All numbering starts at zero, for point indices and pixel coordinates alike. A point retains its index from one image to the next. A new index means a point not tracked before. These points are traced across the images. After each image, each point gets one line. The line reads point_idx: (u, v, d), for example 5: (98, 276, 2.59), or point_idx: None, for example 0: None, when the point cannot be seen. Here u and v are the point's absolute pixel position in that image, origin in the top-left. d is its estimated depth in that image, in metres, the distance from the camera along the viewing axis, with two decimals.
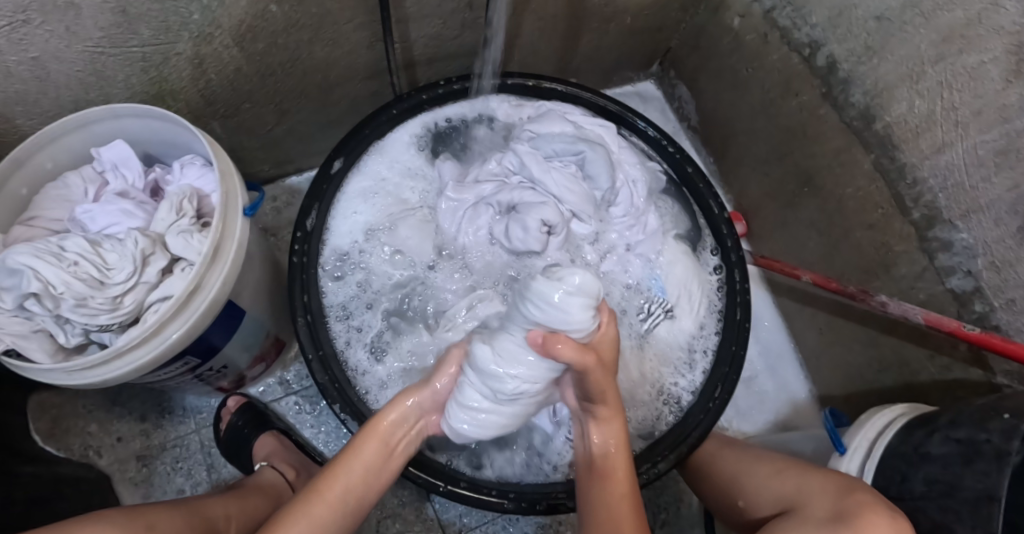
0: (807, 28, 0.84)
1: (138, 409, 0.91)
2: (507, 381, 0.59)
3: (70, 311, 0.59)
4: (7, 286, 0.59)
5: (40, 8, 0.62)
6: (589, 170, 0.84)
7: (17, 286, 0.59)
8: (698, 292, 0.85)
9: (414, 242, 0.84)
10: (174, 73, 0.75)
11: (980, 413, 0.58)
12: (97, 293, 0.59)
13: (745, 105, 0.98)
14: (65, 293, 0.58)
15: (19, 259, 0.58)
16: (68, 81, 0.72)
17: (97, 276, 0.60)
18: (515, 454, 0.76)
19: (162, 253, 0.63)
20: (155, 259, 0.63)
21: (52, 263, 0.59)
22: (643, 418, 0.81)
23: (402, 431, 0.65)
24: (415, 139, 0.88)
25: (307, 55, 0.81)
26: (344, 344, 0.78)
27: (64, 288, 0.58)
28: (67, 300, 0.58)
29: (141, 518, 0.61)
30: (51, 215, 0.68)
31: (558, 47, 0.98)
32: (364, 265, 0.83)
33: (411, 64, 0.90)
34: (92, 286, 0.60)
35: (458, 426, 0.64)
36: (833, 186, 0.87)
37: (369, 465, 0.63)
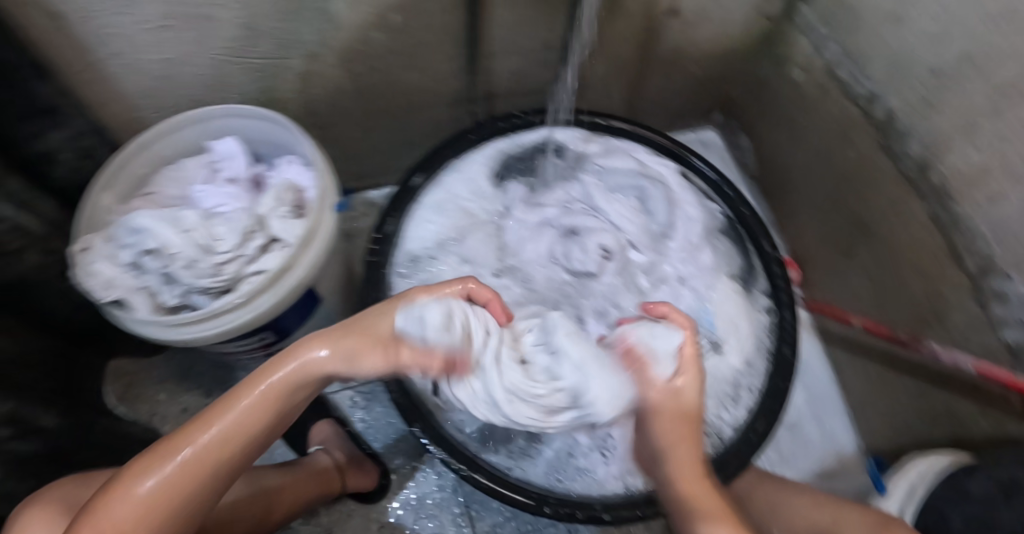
0: (866, 82, 0.87)
1: (206, 384, 0.99)
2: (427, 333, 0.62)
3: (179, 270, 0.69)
4: (131, 243, 0.70)
5: (181, 18, 0.75)
6: (649, 205, 0.92)
7: (140, 243, 0.70)
8: (747, 330, 0.87)
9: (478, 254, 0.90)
10: (283, 85, 0.87)
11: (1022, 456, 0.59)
12: (203, 257, 0.70)
13: (804, 155, 1.02)
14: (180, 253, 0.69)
15: (147, 220, 0.69)
16: (195, 82, 0.84)
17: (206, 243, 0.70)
18: (551, 466, 0.80)
19: (262, 232, 0.73)
20: (257, 236, 0.73)
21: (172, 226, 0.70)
22: None
23: (329, 359, 0.60)
24: (487, 161, 0.92)
25: (401, 79, 0.91)
26: None
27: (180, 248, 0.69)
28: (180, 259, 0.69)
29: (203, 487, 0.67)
30: (167, 194, 0.80)
31: (627, 90, 1.05)
32: (431, 270, 0.86)
33: (491, 95, 0.98)
34: (201, 250, 0.70)
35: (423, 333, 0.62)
36: (888, 233, 0.88)
37: (286, 383, 0.59)
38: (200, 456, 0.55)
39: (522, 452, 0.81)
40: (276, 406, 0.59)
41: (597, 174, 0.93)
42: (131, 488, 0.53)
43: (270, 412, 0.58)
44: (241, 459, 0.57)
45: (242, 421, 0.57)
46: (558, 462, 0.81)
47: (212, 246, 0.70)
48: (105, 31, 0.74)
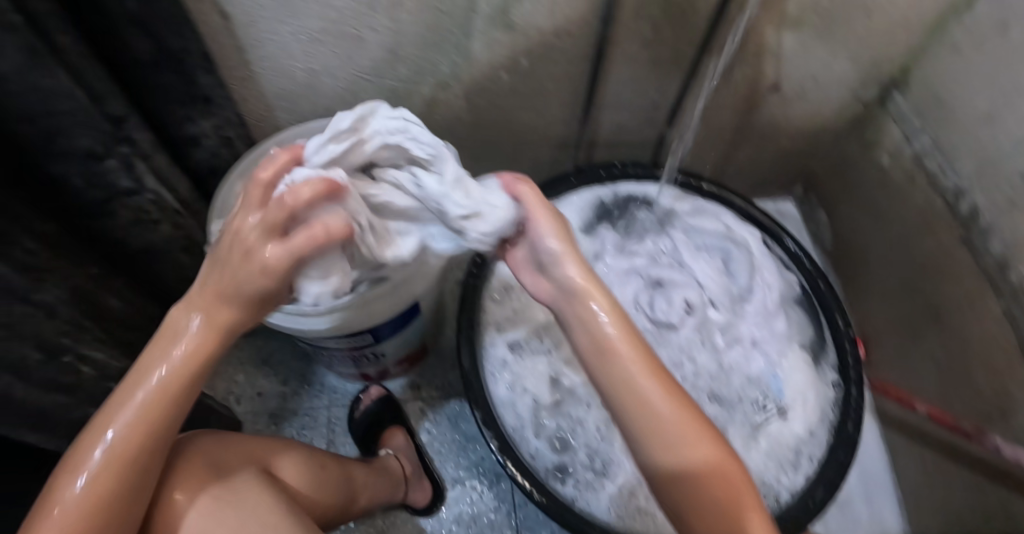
0: (954, 176, 0.91)
1: (282, 373, 1.03)
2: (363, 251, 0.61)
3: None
4: None
5: (333, 35, 0.81)
6: (732, 268, 0.96)
7: None
8: (814, 400, 0.90)
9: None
10: (409, 107, 0.94)
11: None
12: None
13: (881, 238, 1.06)
14: None
15: None
16: (331, 93, 0.91)
17: None
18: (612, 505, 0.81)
19: None
20: None
21: None
22: None
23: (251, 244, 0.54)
24: (584, 205, 0.99)
25: (516, 117, 0.97)
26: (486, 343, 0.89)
27: None
28: None
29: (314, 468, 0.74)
30: None
31: (719, 154, 1.11)
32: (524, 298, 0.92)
33: (594, 143, 1.05)
34: None
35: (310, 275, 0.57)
36: (961, 325, 0.91)
37: (212, 311, 0.55)
38: (167, 377, 0.55)
39: (589, 485, 0.83)
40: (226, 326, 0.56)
41: (684, 232, 0.99)
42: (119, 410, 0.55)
43: (191, 368, 0.56)
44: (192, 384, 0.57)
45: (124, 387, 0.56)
46: (619, 501, 0.82)
47: None
48: (264, 35, 0.80)
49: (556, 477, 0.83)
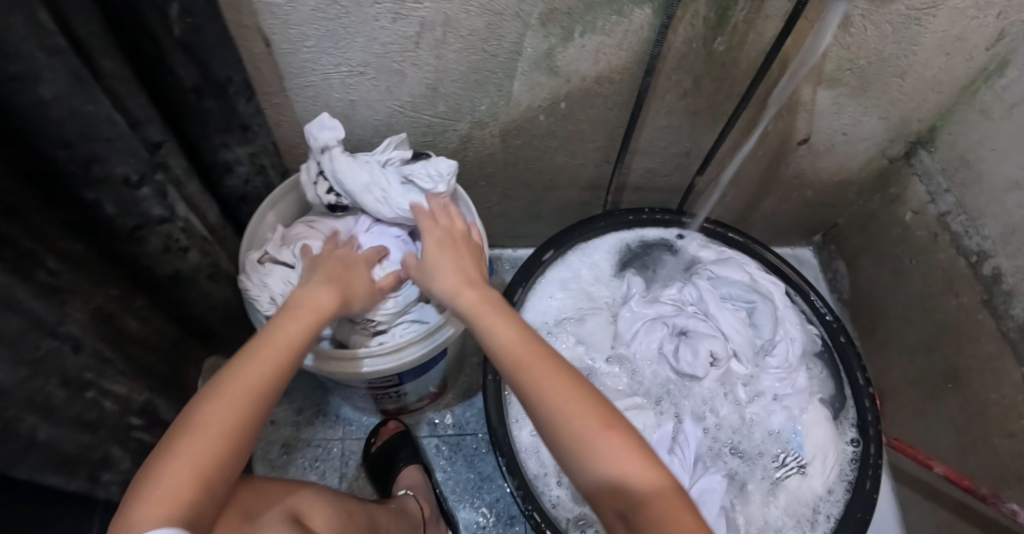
0: (978, 238, 0.91)
1: (297, 402, 1.02)
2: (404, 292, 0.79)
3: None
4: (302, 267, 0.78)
5: (377, 68, 0.80)
6: (756, 319, 0.94)
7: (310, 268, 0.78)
8: (833, 458, 0.89)
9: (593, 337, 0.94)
10: (443, 142, 0.93)
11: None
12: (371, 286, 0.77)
13: (900, 294, 1.07)
14: None
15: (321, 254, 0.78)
16: (367, 125, 0.90)
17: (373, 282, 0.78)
18: None
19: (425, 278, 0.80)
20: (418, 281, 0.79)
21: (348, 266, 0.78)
22: None
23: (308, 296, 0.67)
24: (612, 250, 0.99)
25: (549, 157, 0.97)
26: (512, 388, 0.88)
27: None
28: None
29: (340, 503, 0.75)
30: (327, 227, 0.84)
31: (743, 201, 1.11)
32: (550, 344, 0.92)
33: (622, 188, 1.05)
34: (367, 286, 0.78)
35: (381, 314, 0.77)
36: (979, 388, 0.92)
37: (298, 316, 0.65)
38: (262, 367, 0.60)
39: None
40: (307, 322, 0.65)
41: (709, 279, 0.96)
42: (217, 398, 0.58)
43: (295, 342, 0.63)
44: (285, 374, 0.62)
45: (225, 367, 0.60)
46: None
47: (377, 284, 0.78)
48: (307, 64, 0.79)
49: (579, 527, 0.82)
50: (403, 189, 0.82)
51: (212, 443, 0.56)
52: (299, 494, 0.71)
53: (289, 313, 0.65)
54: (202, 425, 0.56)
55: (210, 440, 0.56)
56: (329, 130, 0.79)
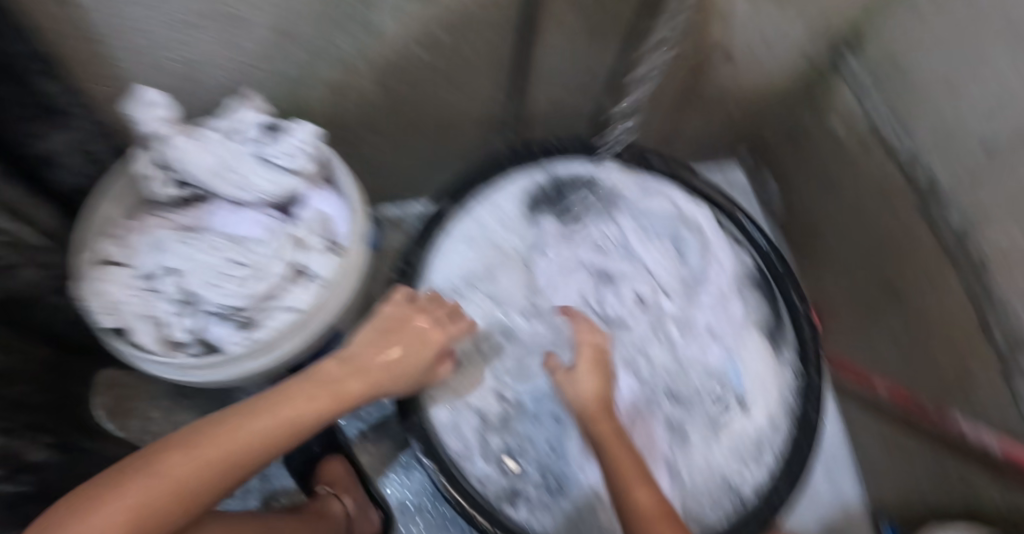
0: (909, 142, 0.84)
1: (204, 405, 0.92)
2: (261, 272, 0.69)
3: (204, 290, 0.66)
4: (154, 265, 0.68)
5: (208, 16, 0.66)
6: (683, 251, 0.88)
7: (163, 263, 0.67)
8: (774, 388, 0.83)
9: (505, 292, 0.84)
10: (313, 95, 0.80)
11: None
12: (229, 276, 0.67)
13: (835, 207, 1.01)
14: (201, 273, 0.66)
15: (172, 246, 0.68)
16: (218, 86, 0.76)
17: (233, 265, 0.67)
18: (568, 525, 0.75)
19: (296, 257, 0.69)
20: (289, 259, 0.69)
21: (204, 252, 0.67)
22: (703, 500, 0.79)
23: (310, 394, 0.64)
24: (520, 190, 0.88)
25: (437, 97, 0.85)
26: None
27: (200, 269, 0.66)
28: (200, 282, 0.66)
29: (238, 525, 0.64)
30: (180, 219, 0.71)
31: (664, 123, 1.02)
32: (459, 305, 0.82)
33: (528, 118, 0.93)
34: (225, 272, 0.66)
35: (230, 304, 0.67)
36: (917, 299, 0.87)
37: (270, 431, 0.60)
38: (241, 444, 0.58)
39: (540, 505, 0.75)
40: (289, 412, 0.62)
41: (631, 214, 0.89)
42: (190, 449, 0.56)
43: (268, 437, 0.60)
44: (242, 466, 0.59)
45: (233, 412, 0.61)
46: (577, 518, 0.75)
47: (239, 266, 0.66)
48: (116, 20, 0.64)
49: (507, 501, 0.75)
50: (261, 165, 0.69)
51: (156, 498, 0.54)
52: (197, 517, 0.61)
53: (267, 402, 0.62)
54: (184, 464, 0.56)
55: (171, 488, 0.54)
56: (155, 107, 0.65)
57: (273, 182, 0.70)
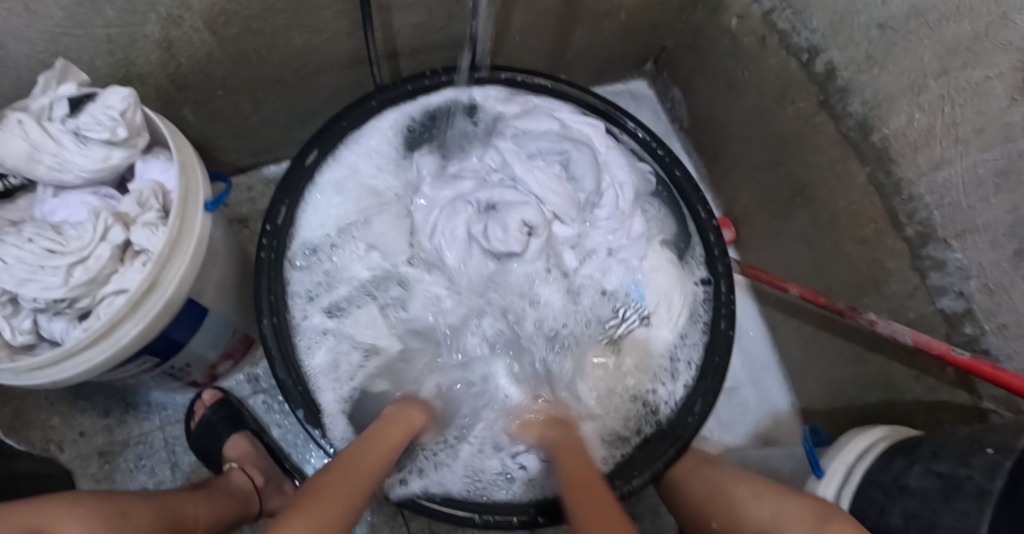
0: (807, 33, 0.81)
1: (102, 404, 0.87)
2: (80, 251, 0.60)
3: (19, 288, 0.58)
4: None
5: None
6: (573, 171, 0.81)
7: None
8: (679, 302, 0.80)
9: (387, 239, 0.80)
10: (142, 57, 0.72)
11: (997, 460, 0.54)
12: (46, 269, 0.59)
13: (740, 110, 0.96)
14: (18, 265, 0.58)
15: None
16: (29, 61, 0.68)
17: (50, 248, 0.60)
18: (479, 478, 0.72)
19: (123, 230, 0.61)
20: (115, 232, 0.61)
21: (11, 241, 0.59)
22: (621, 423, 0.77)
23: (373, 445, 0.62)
24: (393, 130, 0.82)
25: (285, 41, 0.77)
26: (300, 318, 0.74)
27: (18, 261, 0.58)
28: (19, 274, 0.58)
29: (113, 508, 0.58)
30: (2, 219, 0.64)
31: (551, 42, 0.95)
32: (336, 258, 0.78)
33: (395, 53, 0.86)
34: (41, 256, 0.59)
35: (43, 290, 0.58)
36: (825, 196, 0.84)
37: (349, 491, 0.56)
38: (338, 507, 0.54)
39: (441, 463, 0.73)
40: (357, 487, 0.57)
41: (515, 138, 0.82)
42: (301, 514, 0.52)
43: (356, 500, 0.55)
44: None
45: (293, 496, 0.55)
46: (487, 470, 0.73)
47: (59, 250, 0.60)
48: None
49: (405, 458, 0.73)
50: (77, 142, 0.64)
51: None
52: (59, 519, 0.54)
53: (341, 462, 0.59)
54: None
55: None
56: None
57: (96, 159, 0.64)
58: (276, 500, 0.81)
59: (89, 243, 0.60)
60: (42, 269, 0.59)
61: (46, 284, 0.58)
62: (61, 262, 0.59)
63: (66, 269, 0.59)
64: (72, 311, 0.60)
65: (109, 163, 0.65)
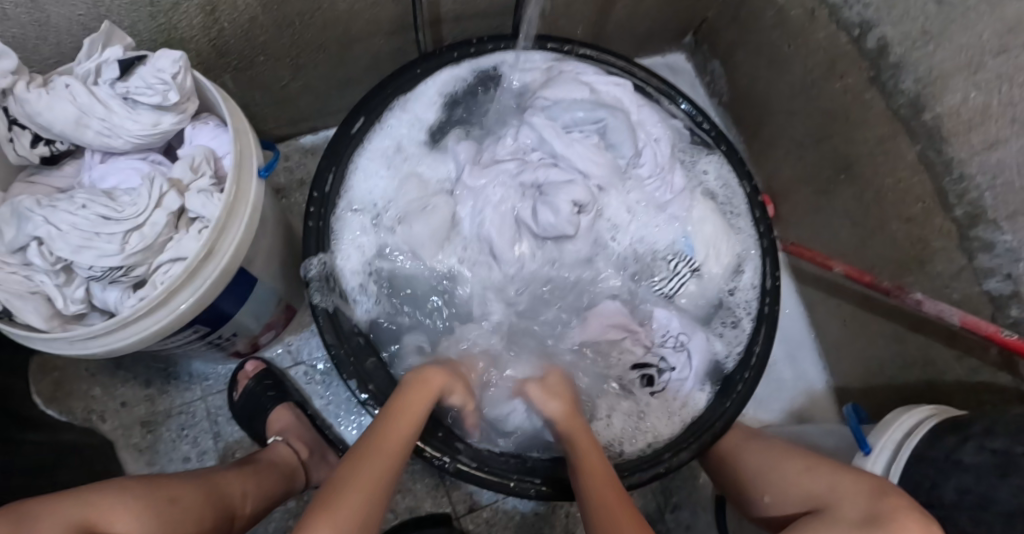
0: (859, 7, 0.79)
1: (143, 374, 0.87)
2: (135, 219, 0.59)
3: (75, 255, 0.57)
4: (14, 231, 0.58)
5: None
6: (611, 138, 0.78)
7: (23, 230, 0.58)
8: (727, 249, 0.80)
9: (428, 238, 0.76)
10: (185, 21, 0.69)
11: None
12: (102, 236, 0.58)
13: (783, 85, 0.95)
14: (73, 232, 0.57)
15: (26, 205, 0.58)
16: (71, 26, 0.65)
17: (105, 215, 0.59)
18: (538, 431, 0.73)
19: (178, 197, 0.61)
20: (170, 199, 0.60)
21: (63, 208, 0.58)
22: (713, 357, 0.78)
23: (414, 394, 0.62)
24: (435, 100, 0.80)
25: (329, 6, 0.74)
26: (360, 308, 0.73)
27: (72, 227, 0.57)
28: (74, 239, 0.57)
29: (161, 491, 0.60)
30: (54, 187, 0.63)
31: (594, 11, 0.93)
32: (384, 242, 0.76)
33: (438, 20, 0.84)
34: (97, 223, 0.58)
35: (99, 258, 0.58)
36: (872, 174, 0.84)
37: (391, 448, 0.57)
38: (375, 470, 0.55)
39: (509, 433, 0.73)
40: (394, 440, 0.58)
41: (546, 108, 0.80)
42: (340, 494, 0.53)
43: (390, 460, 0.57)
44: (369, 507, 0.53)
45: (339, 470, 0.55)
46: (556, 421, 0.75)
47: (114, 216, 0.59)
48: None
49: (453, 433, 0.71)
50: (127, 106, 0.62)
51: None
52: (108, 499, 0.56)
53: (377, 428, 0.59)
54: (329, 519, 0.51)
55: None
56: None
57: (146, 124, 0.63)
58: (323, 470, 0.82)
59: (144, 210, 0.59)
60: (97, 236, 0.58)
61: (103, 251, 0.57)
62: (116, 228, 0.58)
63: (122, 235, 0.58)
64: (127, 279, 0.60)
65: (159, 127, 0.63)
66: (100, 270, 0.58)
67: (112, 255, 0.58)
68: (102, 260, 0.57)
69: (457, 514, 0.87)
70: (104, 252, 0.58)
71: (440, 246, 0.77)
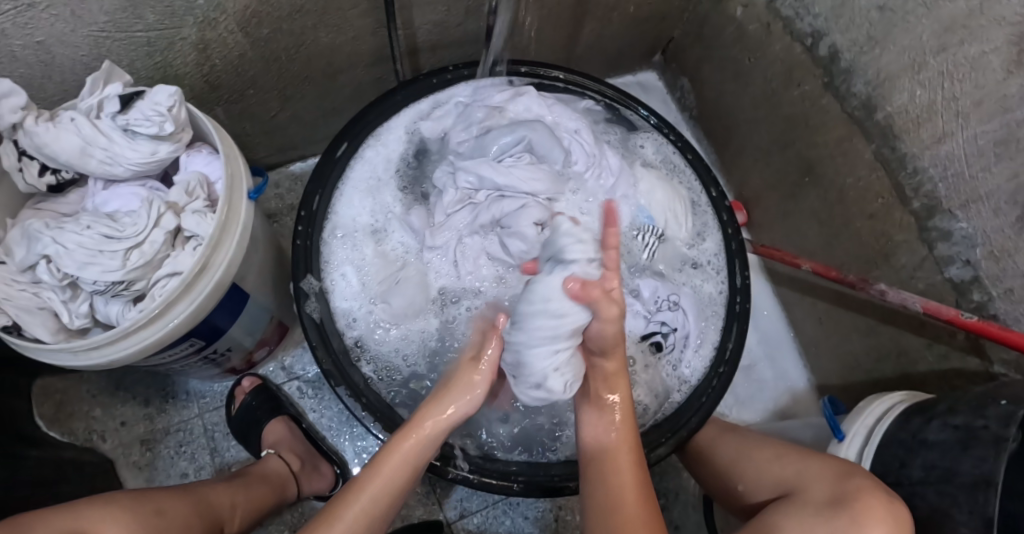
0: (810, 18, 0.84)
1: (142, 393, 0.91)
2: (137, 237, 0.64)
3: (80, 271, 0.62)
4: (24, 252, 0.63)
5: None
6: (541, 150, 0.82)
7: (31, 251, 0.63)
8: (682, 211, 0.85)
9: (407, 309, 0.78)
10: (179, 58, 0.75)
11: (1011, 409, 0.58)
12: (105, 253, 0.63)
13: (747, 95, 1.00)
14: (78, 250, 0.62)
15: (32, 227, 0.63)
16: (74, 65, 0.71)
17: (108, 234, 0.64)
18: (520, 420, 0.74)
19: (174, 218, 0.66)
20: (167, 219, 0.65)
21: (69, 228, 0.63)
22: (708, 334, 0.80)
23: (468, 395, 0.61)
24: (394, 140, 0.83)
25: (313, 40, 0.80)
26: (355, 344, 0.75)
27: (77, 247, 0.62)
28: (78, 257, 0.62)
29: (148, 503, 0.62)
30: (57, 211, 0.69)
31: (564, 35, 0.99)
32: (359, 266, 0.78)
33: (415, 50, 0.90)
34: (101, 242, 0.63)
35: (99, 273, 0.62)
36: (833, 174, 0.87)
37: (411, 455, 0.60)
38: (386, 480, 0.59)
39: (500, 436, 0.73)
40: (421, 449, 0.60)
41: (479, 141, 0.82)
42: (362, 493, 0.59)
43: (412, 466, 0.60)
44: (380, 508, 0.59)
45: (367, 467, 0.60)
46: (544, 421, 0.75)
47: (116, 235, 0.64)
48: None
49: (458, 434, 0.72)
50: (126, 137, 0.68)
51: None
52: (99, 511, 0.58)
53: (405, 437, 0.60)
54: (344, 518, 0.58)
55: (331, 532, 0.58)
56: (7, 97, 0.63)
57: (144, 153, 0.68)
58: (315, 481, 0.85)
59: (143, 229, 0.64)
60: (99, 253, 0.62)
61: (105, 266, 0.62)
62: (115, 245, 0.63)
63: (123, 251, 0.63)
64: (128, 292, 0.65)
65: (156, 155, 0.69)
66: (102, 285, 0.63)
67: (114, 269, 0.62)
68: (105, 275, 0.62)
69: (447, 521, 0.90)
70: (105, 268, 0.62)
71: (417, 311, 0.78)
